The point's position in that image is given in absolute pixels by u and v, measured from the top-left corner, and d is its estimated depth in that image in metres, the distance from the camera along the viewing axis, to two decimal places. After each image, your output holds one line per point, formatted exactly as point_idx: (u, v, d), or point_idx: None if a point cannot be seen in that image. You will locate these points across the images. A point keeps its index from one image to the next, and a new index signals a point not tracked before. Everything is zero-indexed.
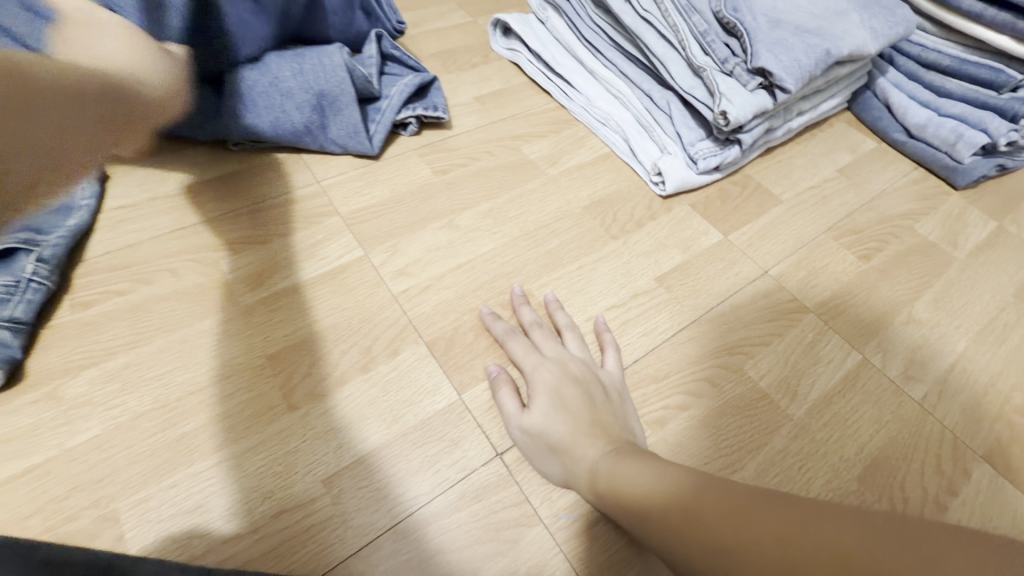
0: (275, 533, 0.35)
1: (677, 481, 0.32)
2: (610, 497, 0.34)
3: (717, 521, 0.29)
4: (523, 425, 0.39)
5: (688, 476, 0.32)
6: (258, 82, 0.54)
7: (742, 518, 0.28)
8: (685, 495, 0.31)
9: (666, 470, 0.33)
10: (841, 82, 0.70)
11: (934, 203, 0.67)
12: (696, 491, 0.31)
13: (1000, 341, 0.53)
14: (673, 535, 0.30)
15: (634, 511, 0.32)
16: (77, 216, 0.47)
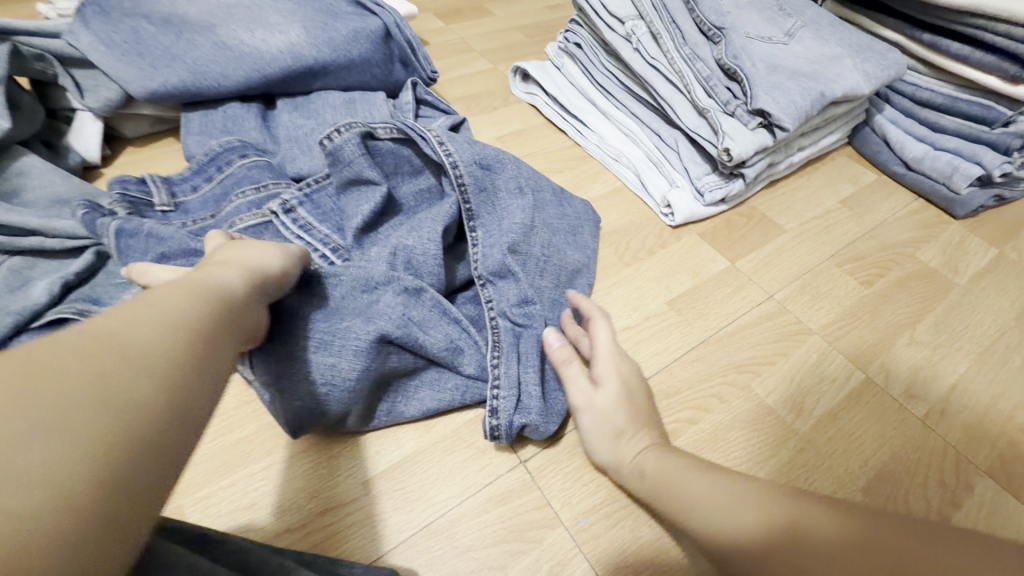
0: (320, 529, 0.39)
1: (719, 486, 0.34)
2: (654, 490, 0.37)
3: (758, 531, 0.31)
4: (589, 400, 0.43)
5: (731, 483, 0.34)
6: (314, 130, 0.62)
7: (781, 528, 0.30)
8: (730, 497, 0.33)
9: (707, 475, 0.36)
10: (840, 119, 0.74)
11: (935, 231, 0.70)
12: (739, 498, 0.33)
13: (1001, 363, 0.55)
14: (718, 537, 0.32)
15: (682, 508, 0.35)
16: (134, 288, 0.50)
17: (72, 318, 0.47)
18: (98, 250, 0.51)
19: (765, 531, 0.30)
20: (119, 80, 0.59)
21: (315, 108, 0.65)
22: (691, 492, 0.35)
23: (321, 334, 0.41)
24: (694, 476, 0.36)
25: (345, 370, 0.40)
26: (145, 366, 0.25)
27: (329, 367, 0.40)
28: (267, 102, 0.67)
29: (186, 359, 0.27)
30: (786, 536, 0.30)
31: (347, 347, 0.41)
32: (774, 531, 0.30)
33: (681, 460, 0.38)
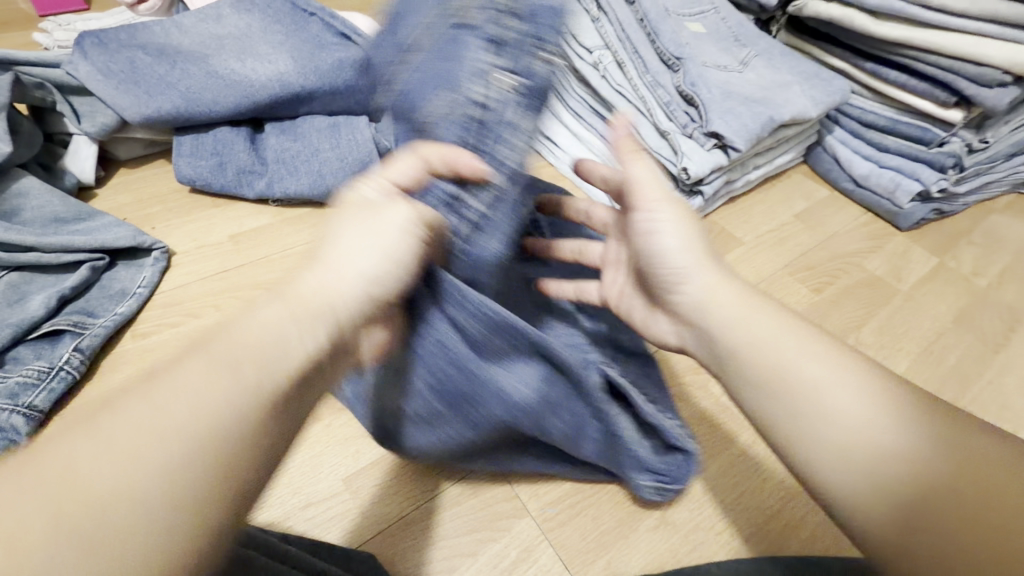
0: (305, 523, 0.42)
1: (825, 394, 0.33)
2: (736, 364, 0.37)
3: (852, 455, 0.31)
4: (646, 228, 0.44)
5: (840, 392, 0.33)
6: (301, 153, 0.67)
7: (880, 472, 0.30)
8: (835, 415, 0.32)
9: (816, 377, 0.34)
10: (793, 139, 0.80)
11: (882, 242, 0.75)
12: (848, 417, 0.32)
13: (937, 363, 0.60)
14: (805, 438, 0.33)
15: (774, 392, 0.35)
16: (127, 302, 0.53)
17: (68, 329, 0.49)
18: (93, 266, 0.54)
19: (881, 463, 0.30)
20: (114, 106, 0.63)
21: (301, 131, 0.69)
22: (814, 386, 0.33)
23: (437, 383, 0.39)
24: (801, 353, 0.35)
25: (449, 432, 0.41)
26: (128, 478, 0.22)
27: (439, 420, 0.41)
28: (255, 126, 0.71)
29: (228, 437, 0.25)
30: (869, 444, 0.31)
31: (450, 396, 0.40)
32: (861, 436, 0.31)
33: (811, 348, 0.35)
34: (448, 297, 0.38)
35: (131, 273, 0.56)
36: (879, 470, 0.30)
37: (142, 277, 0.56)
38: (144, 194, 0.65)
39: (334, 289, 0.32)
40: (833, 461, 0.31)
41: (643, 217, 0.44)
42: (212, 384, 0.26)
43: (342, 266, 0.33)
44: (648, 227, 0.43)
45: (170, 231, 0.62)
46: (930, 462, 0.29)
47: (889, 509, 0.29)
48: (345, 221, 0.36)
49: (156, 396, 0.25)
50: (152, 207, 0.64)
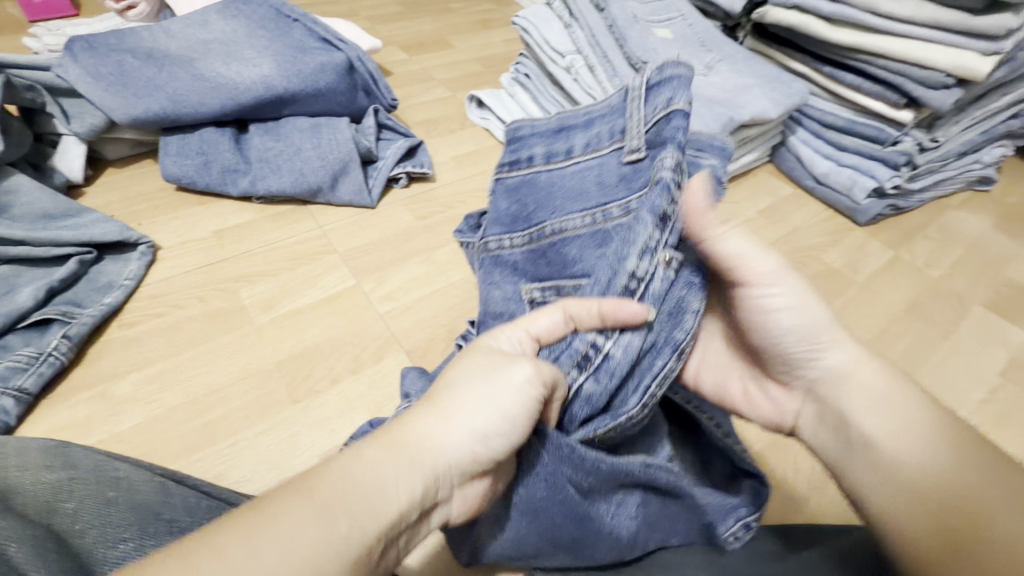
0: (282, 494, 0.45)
1: (892, 438, 0.37)
2: (821, 404, 0.41)
3: (909, 493, 0.36)
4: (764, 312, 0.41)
5: (907, 436, 0.37)
6: (283, 152, 0.70)
7: (936, 509, 0.35)
8: (893, 457, 0.37)
9: (893, 422, 0.38)
10: (757, 139, 0.84)
11: (841, 236, 0.79)
12: (909, 462, 0.36)
13: (886, 348, 0.64)
14: (863, 471, 0.38)
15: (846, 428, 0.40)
16: (113, 294, 0.56)
17: (56, 318, 0.52)
18: (81, 259, 0.56)
19: (934, 505, 0.35)
20: (103, 107, 0.66)
21: (284, 131, 0.72)
22: (888, 430, 0.38)
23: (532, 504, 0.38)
24: (895, 412, 0.38)
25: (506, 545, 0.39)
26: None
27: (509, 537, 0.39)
28: (240, 127, 0.74)
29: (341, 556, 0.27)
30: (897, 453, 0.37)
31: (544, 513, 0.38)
32: (925, 478, 0.35)
33: (894, 392, 0.39)
34: (549, 452, 0.37)
35: (117, 267, 0.58)
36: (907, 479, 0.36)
37: (128, 270, 0.58)
38: (130, 192, 0.68)
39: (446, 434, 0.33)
40: (875, 478, 0.37)
41: (754, 294, 0.41)
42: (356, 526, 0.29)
43: (458, 421, 0.34)
44: (761, 306, 0.41)
45: (156, 227, 0.64)
46: (964, 481, 0.35)
47: (919, 515, 0.35)
48: (466, 373, 0.36)
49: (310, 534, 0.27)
50: (139, 204, 0.67)
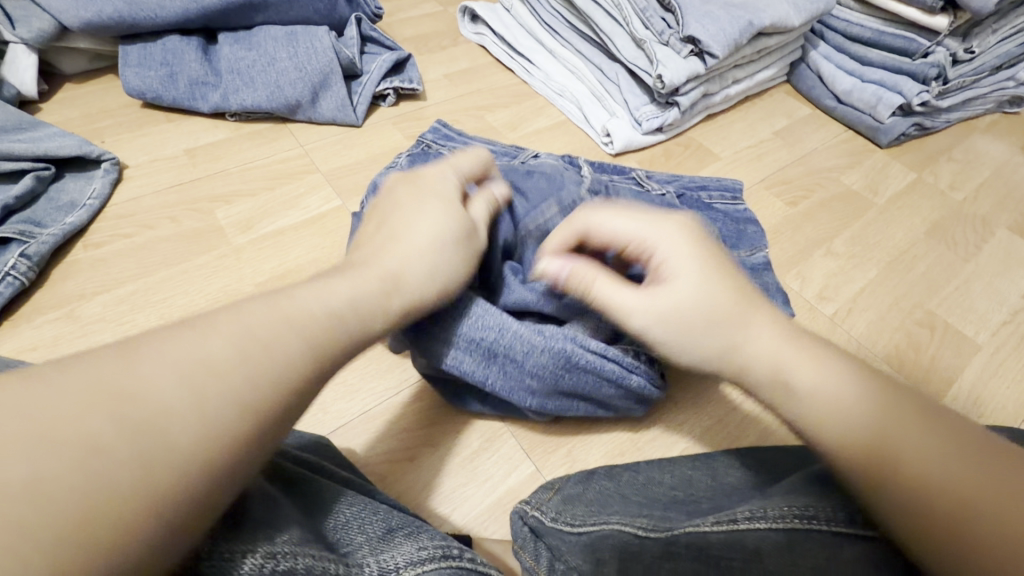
0: None
1: (875, 423, 0.28)
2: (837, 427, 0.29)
3: (931, 485, 0.25)
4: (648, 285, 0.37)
5: (880, 416, 0.28)
6: (257, 62, 0.63)
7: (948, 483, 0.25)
8: (893, 443, 0.27)
9: (855, 398, 0.29)
10: (775, 53, 0.77)
11: (861, 158, 0.74)
12: (898, 434, 0.27)
13: (908, 270, 0.60)
14: (904, 489, 0.26)
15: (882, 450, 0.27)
16: (77, 214, 0.51)
17: (13, 237, 0.47)
18: (38, 175, 0.51)
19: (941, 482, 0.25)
20: (52, 10, 0.59)
21: (256, 40, 0.65)
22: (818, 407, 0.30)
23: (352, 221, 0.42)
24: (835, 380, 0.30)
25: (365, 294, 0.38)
26: (166, 392, 0.21)
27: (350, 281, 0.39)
28: (209, 37, 0.67)
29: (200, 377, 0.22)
30: (882, 437, 0.27)
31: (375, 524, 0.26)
32: (877, 444, 0.27)
33: (839, 382, 0.30)
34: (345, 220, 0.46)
35: (80, 186, 0.54)
36: (927, 500, 0.25)
37: (92, 189, 0.53)
38: (91, 108, 0.62)
39: (411, 274, 0.33)
40: (918, 442, 0.26)
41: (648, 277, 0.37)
42: (257, 331, 0.25)
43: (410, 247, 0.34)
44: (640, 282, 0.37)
45: (120, 143, 0.59)
46: (931, 453, 0.26)
47: (927, 495, 0.25)
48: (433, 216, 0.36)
49: (191, 335, 0.23)
50: (102, 121, 0.61)
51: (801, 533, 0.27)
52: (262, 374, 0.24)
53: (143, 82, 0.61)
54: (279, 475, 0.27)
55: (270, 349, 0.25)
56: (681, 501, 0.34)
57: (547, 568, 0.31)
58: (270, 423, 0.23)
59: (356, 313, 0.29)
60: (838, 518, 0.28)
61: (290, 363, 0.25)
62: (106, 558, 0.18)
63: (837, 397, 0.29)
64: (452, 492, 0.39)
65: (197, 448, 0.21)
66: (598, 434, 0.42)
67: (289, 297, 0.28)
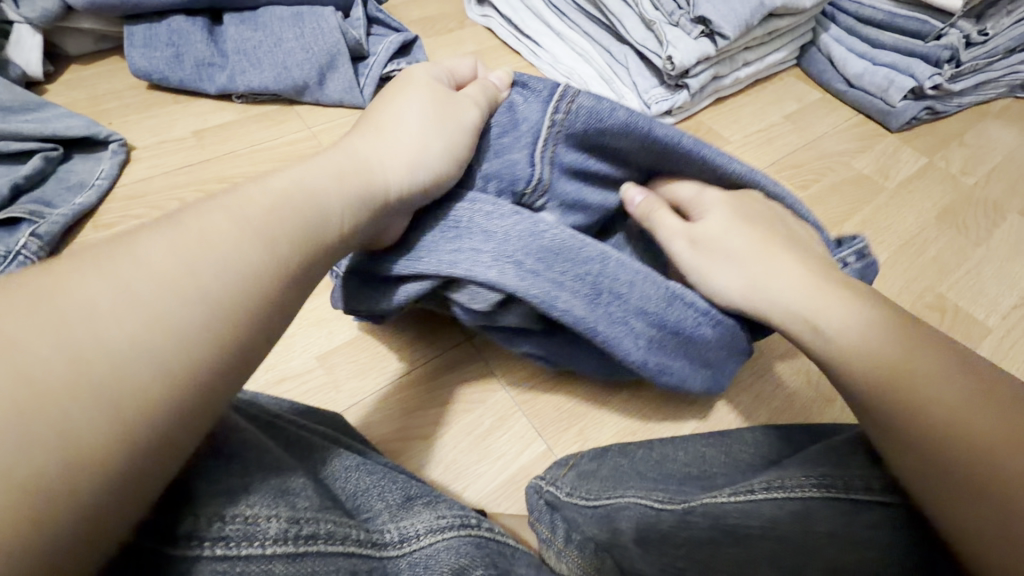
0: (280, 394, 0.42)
1: (904, 357, 0.31)
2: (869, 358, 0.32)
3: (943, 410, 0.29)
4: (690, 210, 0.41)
5: (914, 352, 0.31)
6: (263, 43, 0.63)
7: (960, 414, 0.28)
8: (917, 377, 0.30)
9: (891, 333, 0.32)
10: (785, 35, 0.76)
11: (872, 142, 0.73)
12: (924, 370, 0.30)
13: (919, 254, 0.60)
14: (917, 416, 0.29)
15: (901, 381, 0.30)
16: (86, 194, 0.51)
17: (24, 217, 0.48)
18: (46, 155, 0.52)
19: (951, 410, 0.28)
20: None
21: (263, 20, 0.64)
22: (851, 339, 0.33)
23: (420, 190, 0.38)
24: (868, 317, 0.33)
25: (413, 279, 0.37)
26: (126, 312, 0.21)
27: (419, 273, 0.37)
28: (214, 18, 0.66)
29: (159, 291, 0.22)
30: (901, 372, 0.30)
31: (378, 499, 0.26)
32: (902, 373, 0.30)
33: (874, 318, 0.33)
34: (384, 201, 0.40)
35: (88, 167, 0.53)
36: (937, 431, 0.28)
37: (100, 169, 0.53)
38: (97, 90, 0.62)
39: (377, 168, 0.35)
40: (939, 376, 0.30)
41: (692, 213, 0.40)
42: (210, 244, 0.25)
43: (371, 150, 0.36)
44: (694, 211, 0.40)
45: (127, 125, 0.59)
46: (948, 386, 0.29)
47: (940, 423, 0.28)
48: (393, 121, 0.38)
49: (131, 256, 0.23)
50: (109, 102, 0.61)
51: (821, 501, 0.28)
52: (222, 293, 0.24)
53: (149, 62, 0.60)
54: (293, 438, 0.27)
55: (226, 263, 0.25)
56: (695, 477, 0.34)
57: (563, 540, 0.32)
58: (241, 340, 0.24)
59: (317, 217, 0.30)
60: (857, 487, 0.28)
61: (249, 277, 0.25)
62: (107, 486, 0.19)
63: (859, 339, 0.32)
64: (465, 470, 0.39)
65: (171, 360, 0.21)
66: (610, 413, 0.42)
67: (256, 186, 0.30)
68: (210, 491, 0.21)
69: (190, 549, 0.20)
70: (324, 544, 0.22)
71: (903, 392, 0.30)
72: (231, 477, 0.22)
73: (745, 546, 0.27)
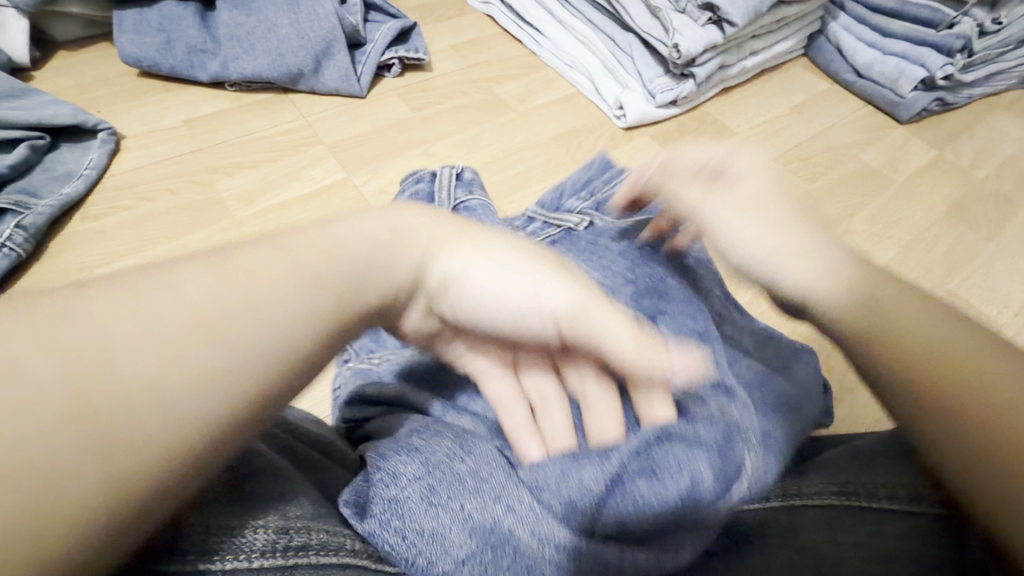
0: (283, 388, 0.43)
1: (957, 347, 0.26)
2: (903, 338, 0.27)
3: (991, 400, 0.23)
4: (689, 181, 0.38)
5: (965, 341, 0.26)
6: (257, 29, 0.61)
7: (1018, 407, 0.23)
8: (966, 360, 0.25)
9: (936, 322, 0.27)
10: (793, 24, 0.74)
11: (881, 134, 0.71)
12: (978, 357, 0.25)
13: (929, 249, 0.59)
14: (954, 399, 0.24)
15: (937, 360, 0.26)
16: (73, 184, 0.50)
17: (9, 208, 0.46)
18: (32, 144, 0.50)
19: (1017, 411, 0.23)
20: None
21: (256, 5, 0.62)
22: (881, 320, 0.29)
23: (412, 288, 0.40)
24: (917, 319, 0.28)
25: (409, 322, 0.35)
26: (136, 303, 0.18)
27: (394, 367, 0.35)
28: (206, 3, 0.64)
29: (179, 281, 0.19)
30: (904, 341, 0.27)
31: (463, 478, 0.25)
32: (951, 353, 0.25)
33: (926, 317, 0.28)
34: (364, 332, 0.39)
35: (77, 156, 0.52)
36: (979, 427, 0.23)
37: (89, 160, 0.52)
38: (87, 76, 0.60)
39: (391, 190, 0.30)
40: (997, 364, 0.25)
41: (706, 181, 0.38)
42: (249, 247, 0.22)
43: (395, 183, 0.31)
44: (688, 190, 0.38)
45: (116, 114, 0.57)
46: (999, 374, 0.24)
47: (979, 417, 0.23)
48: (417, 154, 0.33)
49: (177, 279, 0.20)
50: (97, 90, 0.59)
51: (838, 510, 0.27)
52: (263, 319, 0.20)
53: (138, 48, 0.58)
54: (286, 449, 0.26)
55: (264, 259, 0.22)
56: None
57: None
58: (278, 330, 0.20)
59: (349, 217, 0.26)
60: (899, 495, 0.26)
61: (300, 304, 0.21)
62: (80, 519, 0.15)
63: (846, 301, 0.30)
64: None
65: (181, 350, 0.18)
66: None
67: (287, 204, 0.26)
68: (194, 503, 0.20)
69: (177, 565, 0.18)
70: (316, 556, 0.21)
71: (949, 373, 0.25)
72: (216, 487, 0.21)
73: (762, 554, 0.27)
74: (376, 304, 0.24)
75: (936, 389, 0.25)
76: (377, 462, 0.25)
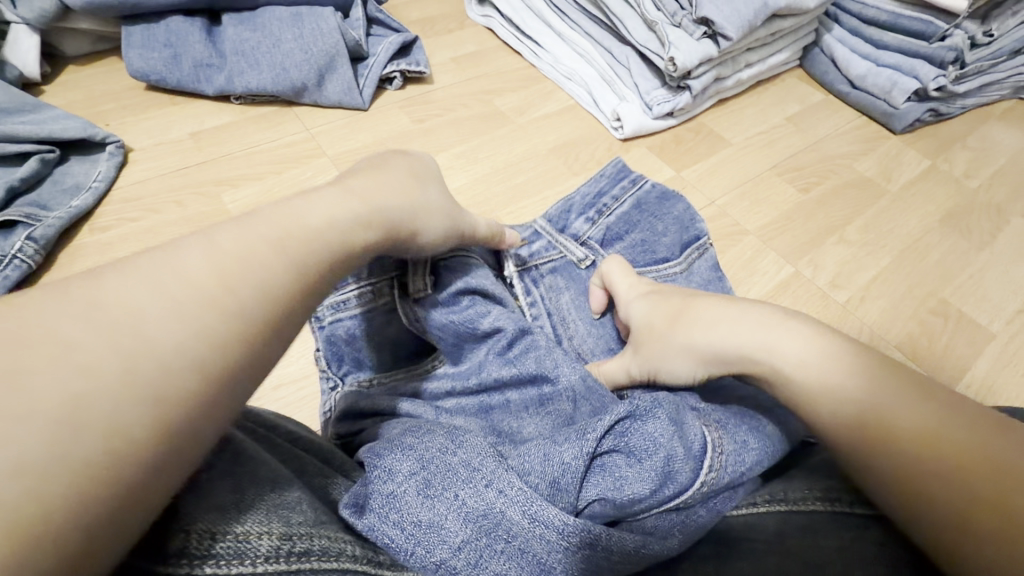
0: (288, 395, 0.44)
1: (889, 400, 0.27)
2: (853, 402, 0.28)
3: (926, 456, 0.26)
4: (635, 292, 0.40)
5: (901, 394, 0.28)
6: (262, 44, 0.62)
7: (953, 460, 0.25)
8: (902, 416, 0.27)
9: (872, 374, 0.29)
10: (788, 36, 0.76)
11: (875, 144, 0.72)
12: (910, 412, 0.27)
13: (922, 259, 0.59)
14: (898, 457, 0.26)
15: (877, 418, 0.27)
16: (82, 197, 0.51)
17: (20, 220, 0.47)
18: (43, 157, 0.51)
19: (953, 466, 0.25)
20: None
21: (261, 21, 0.64)
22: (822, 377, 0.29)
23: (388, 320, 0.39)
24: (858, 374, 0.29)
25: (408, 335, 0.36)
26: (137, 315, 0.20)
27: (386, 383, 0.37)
28: (213, 18, 0.66)
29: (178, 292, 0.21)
30: (894, 412, 0.27)
31: (455, 470, 0.26)
32: (885, 410, 0.27)
33: (859, 367, 0.29)
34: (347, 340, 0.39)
35: (86, 169, 0.53)
36: (927, 480, 0.25)
37: (98, 172, 0.53)
38: (96, 90, 0.61)
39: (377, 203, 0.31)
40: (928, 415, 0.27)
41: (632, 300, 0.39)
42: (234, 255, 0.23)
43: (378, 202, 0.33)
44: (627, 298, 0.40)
45: (124, 127, 0.58)
46: (932, 428, 0.26)
47: (921, 475, 0.25)
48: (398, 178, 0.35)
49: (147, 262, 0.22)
50: (106, 103, 0.60)
51: (827, 516, 0.28)
52: (227, 301, 0.22)
53: (146, 62, 0.60)
54: (291, 459, 0.27)
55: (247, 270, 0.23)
56: None
57: None
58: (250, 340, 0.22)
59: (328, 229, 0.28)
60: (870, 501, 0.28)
61: (263, 286, 0.23)
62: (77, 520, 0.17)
63: (849, 382, 0.28)
64: None
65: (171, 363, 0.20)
66: None
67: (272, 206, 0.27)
68: (200, 510, 0.21)
69: (182, 568, 0.19)
70: (318, 561, 0.21)
71: (888, 428, 0.27)
72: (223, 493, 0.21)
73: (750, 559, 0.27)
74: (332, 283, 0.27)
75: (880, 447, 0.27)
76: (375, 458, 0.26)
